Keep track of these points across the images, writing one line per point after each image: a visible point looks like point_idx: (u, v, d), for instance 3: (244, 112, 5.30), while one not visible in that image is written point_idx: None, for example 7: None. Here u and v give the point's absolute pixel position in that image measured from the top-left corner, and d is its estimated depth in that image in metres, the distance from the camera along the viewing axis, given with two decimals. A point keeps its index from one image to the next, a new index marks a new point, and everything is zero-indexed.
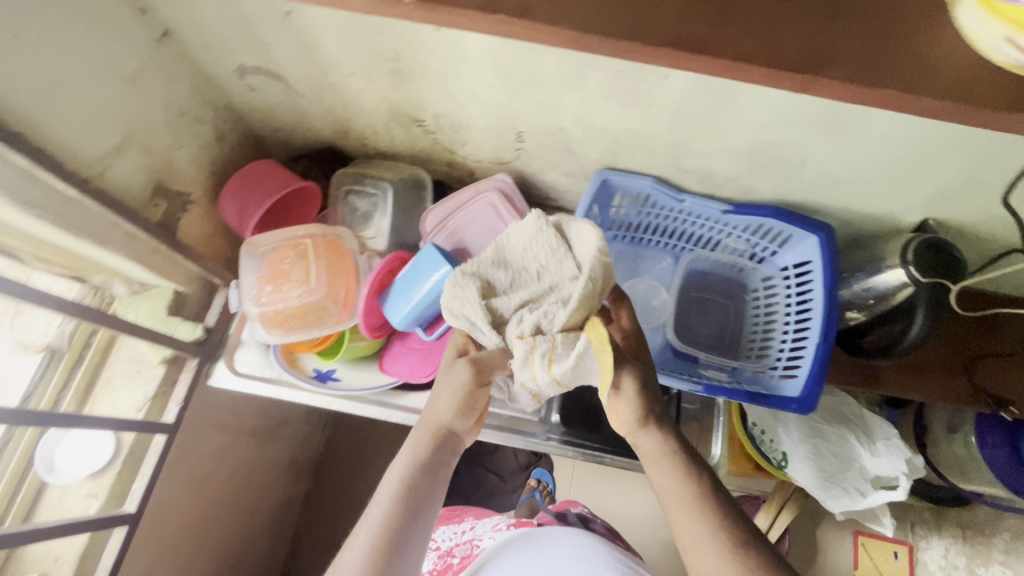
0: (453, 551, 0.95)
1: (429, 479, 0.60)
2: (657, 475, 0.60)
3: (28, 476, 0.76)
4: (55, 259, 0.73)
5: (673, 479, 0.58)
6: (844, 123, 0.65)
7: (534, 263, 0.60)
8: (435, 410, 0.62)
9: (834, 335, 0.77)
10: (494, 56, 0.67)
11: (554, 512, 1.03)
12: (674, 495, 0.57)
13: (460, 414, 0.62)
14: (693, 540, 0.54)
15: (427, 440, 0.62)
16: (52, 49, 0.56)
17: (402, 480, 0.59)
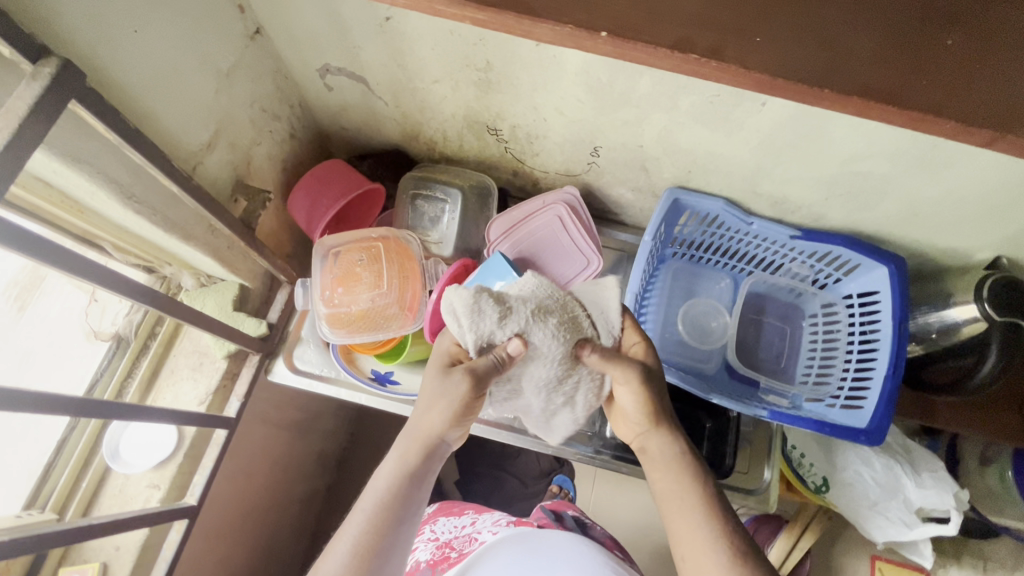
0: (452, 544, 0.92)
1: (414, 486, 0.58)
2: (658, 470, 0.59)
3: (95, 464, 0.77)
4: (134, 250, 0.74)
5: (676, 473, 0.58)
6: (937, 160, 0.65)
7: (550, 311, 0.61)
8: (424, 421, 0.58)
9: (904, 367, 0.78)
10: (589, 73, 0.66)
11: (551, 512, 0.98)
12: (673, 487, 0.57)
13: (454, 425, 0.59)
14: (688, 533, 0.54)
15: (417, 449, 0.59)
16: (163, 46, 0.56)
17: (386, 489, 0.57)
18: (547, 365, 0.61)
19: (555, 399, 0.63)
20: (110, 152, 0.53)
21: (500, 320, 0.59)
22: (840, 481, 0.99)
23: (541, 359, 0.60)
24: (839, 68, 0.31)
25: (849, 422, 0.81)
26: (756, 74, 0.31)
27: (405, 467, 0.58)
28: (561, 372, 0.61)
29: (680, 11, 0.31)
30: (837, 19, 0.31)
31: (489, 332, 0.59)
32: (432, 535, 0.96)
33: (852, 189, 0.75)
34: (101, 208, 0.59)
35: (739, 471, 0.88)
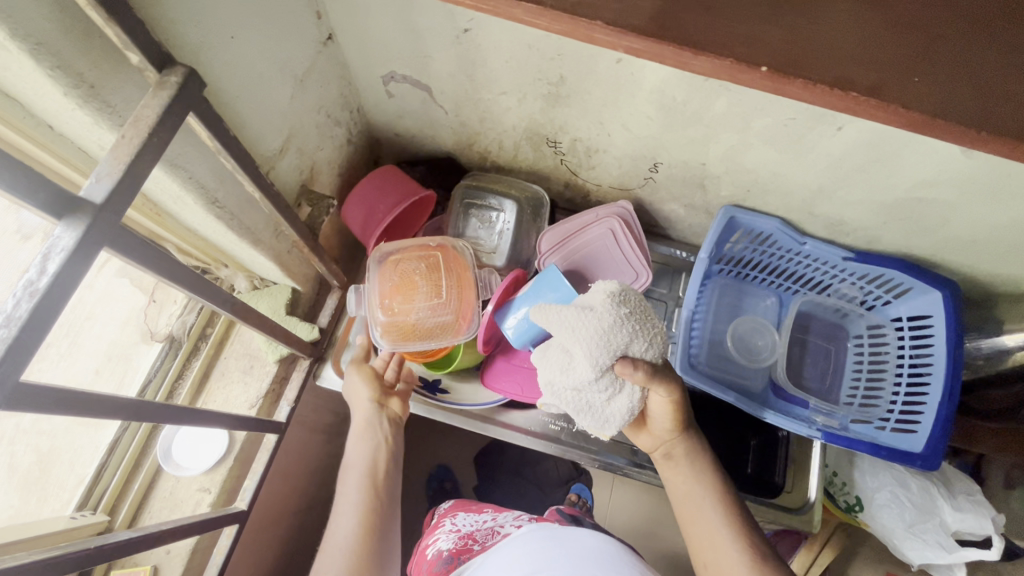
0: (475, 535, 0.92)
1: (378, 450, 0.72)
2: (681, 475, 0.69)
3: (146, 465, 0.77)
4: (196, 251, 0.73)
5: (702, 480, 0.68)
6: (1011, 191, 0.65)
7: (617, 332, 0.60)
8: (358, 403, 0.75)
9: (957, 394, 0.79)
10: (665, 91, 0.66)
11: (568, 515, 0.99)
12: (696, 490, 0.67)
13: (380, 396, 0.76)
14: (707, 533, 0.64)
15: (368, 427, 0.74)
16: (252, 51, 0.56)
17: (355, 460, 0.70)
18: (615, 342, 0.61)
19: (605, 407, 0.65)
20: (202, 158, 0.53)
21: (572, 323, 0.62)
22: (873, 503, 0.98)
23: (607, 333, 0.60)
24: (994, 111, 0.31)
25: (902, 445, 0.81)
26: (913, 113, 0.31)
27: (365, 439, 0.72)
28: (605, 379, 0.62)
29: (838, 47, 0.32)
30: (994, 62, 0.32)
31: (576, 318, 0.62)
32: (453, 528, 0.97)
33: (915, 215, 0.75)
34: (181, 211, 0.59)
35: (785, 491, 0.87)
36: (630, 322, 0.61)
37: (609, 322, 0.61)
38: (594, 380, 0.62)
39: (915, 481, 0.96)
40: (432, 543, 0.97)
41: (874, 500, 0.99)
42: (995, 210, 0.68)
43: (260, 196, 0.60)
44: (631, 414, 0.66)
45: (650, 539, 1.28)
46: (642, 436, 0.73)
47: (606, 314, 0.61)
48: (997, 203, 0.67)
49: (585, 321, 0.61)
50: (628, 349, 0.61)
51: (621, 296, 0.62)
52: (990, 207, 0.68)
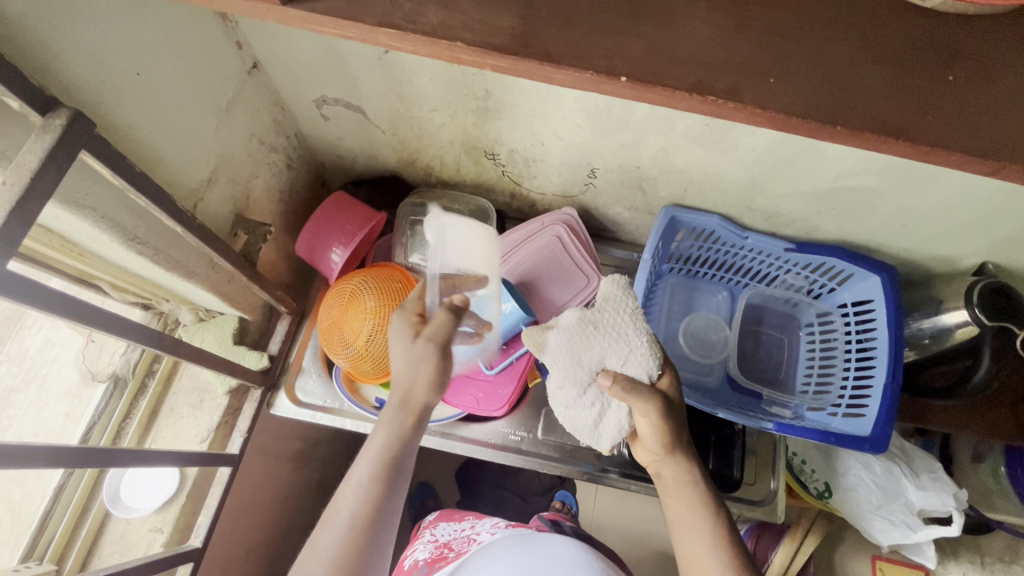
0: (451, 544, 0.91)
1: (407, 455, 0.59)
2: (674, 494, 0.62)
3: (94, 509, 0.75)
4: (131, 288, 0.72)
5: (695, 500, 0.60)
6: (923, 174, 0.67)
7: (584, 349, 0.65)
8: (411, 391, 0.60)
9: (902, 374, 0.79)
10: (587, 99, 0.68)
11: (548, 520, 0.96)
12: (686, 512, 0.60)
13: (436, 390, 0.61)
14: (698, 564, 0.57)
15: (409, 419, 0.60)
16: (163, 86, 0.56)
17: (380, 461, 0.57)
18: (591, 357, 0.65)
19: (597, 422, 0.69)
20: (112, 195, 0.53)
21: (547, 349, 0.67)
22: (842, 487, 0.97)
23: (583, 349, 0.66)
24: (850, 105, 0.32)
25: (852, 430, 0.82)
26: (773, 112, 0.32)
27: (399, 438, 0.59)
28: (585, 396, 0.67)
29: (697, 53, 0.32)
30: (845, 59, 0.33)
31: (549, 341, 0.67)
32: (431, 538, 0.95)
33: (844, 204, 0.76)
34: (102, 249, 0.59)
35: (746, 483, 0.88)
36: (603, 335, 0.65)
37: (576, 340, 0.66)
38: (578, 398, 0.67)
39: (880, 463, 0.95)
40: (408, 555, 0.95)
41: (842, 485, 0.97)
42: (915, 194, 0.70)
43: (181, 229, 0.59)
44: (623, 429, 0.68)
45: (633, 542, 1.27)
46: (638, 448, 0.69)
47: (572, 335, 0.66)
48: (914, 187, 0.69)
49: (556, 343, 0.66)
50: (605, 362, 0.65)
51: (595, 313, 0.67)
52: (908, 190, 0.70)
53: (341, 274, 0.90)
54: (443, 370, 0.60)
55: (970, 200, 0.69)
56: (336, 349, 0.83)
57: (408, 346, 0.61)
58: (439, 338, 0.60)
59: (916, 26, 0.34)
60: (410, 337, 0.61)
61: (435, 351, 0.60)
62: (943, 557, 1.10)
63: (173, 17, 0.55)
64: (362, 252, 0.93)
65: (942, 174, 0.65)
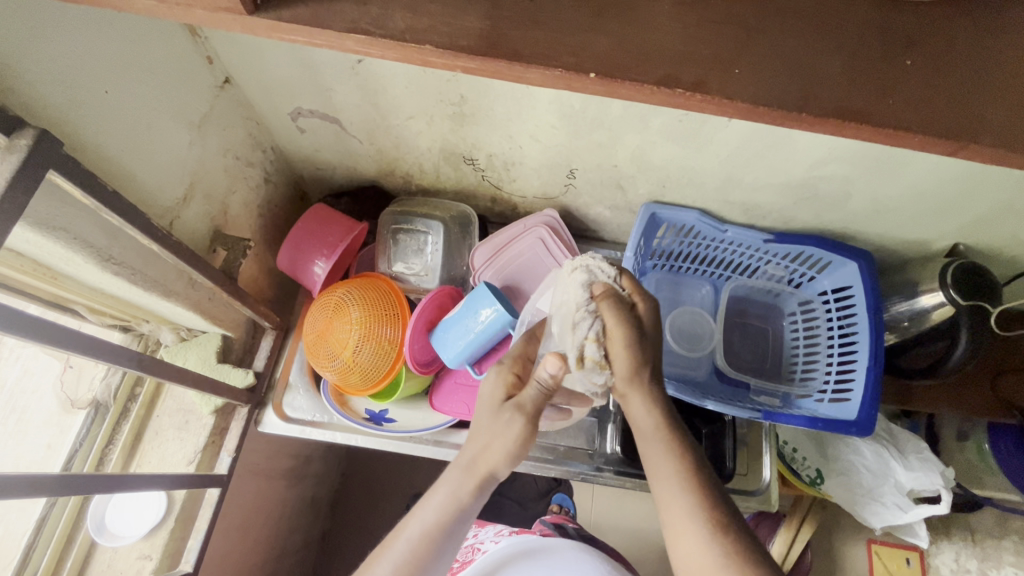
0: (455, 555, 0.89)
1: (462, 522, 0.54)
2: (658, 483, 0.51)
3: (80, 539, 0.73)
4: (108, 310, 0.71)
5: (684, 490, 0.49)
6: (891, 160, 0.68)
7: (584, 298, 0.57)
8: (483, 451, 0.55)
9: (883, 358, 0.80)
10: (562, 100, 0.68)
11: (551, 523, 0.95)
12: (678, 502, 0.49)
13: (509, 460, 0.56)
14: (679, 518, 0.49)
15: (474, 481, 0.55)
16: (135, 104, 0.56)
17: (435, 521, 0.53)
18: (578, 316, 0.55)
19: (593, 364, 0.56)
20: (85, 217, 0.53)
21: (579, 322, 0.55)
22: (833, 472, 0.98)
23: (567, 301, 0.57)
24: (816, 93, 0.33)
25: (839, 415, 0.83)
26: (740, 103, 0.33)
27: (458, 501, 0.54)
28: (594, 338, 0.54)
29: (662, 49, 0.33)
30: (806, 50, 0.34)
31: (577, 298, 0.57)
32: None
33: (818, 194, 0.78)
34: (76, 271, 0.58)
35: (739, 474, 0.89)
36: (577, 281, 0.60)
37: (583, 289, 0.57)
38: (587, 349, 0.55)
39: (868, 447, 0.96)
40: None
41: (832, 470, 0.98)
42: (886, 180, 0.72)
43: (158, 247, 0.59)
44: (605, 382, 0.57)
45: (632, 541, 1.26)
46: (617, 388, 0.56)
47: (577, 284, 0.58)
48: (883, 173, 0.70)
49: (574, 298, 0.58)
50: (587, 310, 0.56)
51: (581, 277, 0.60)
52: (878, 176, 0.71)
53: (324, 286, 0.89)
54: (526, 441, 0.56)
55: (938, 182, 0.70)
56: (322, 362, 0.82)
57: (499, 407, 0.57)
58: (527, 407, 0.56)
59: (873, 14, 0.35)
60: (502, 399, 0.58)
61: (522, 419, 0.55)
62: (936, 537, 1.12)
63: (141, 34, 0.54)
64: (345, 263, 0.93)
65: (908, 158, 0.67)
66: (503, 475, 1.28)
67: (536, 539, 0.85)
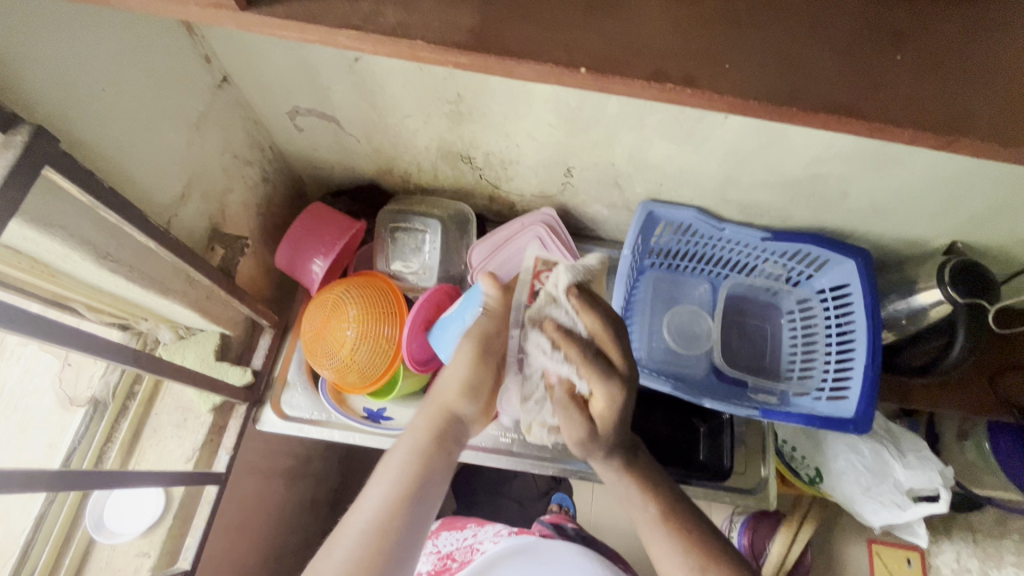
0: (454, 555, 0.89)
1: (427, 476, 0.57)
2: (632, 504, 0.61)
3: (78, 536, 0.73)
4: (105, 308, 0.71)
5: (649, 510, 0.60)
6: (888, 157, 0.68)
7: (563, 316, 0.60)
8: (443, 394, 0.64)
9: (881, 355, 0.80)
10: (558, 98, 0.68)
11: (549, 523, 0.95)
12: (646, 521, 0.59)
13: (466, 398, 0.64)
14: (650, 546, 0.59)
15: (429, 432, 0.60)
16: (131, 102, 0.56)
17: (399, 475, 0.56)
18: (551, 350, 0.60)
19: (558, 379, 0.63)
20: (81, 214, 0.53)
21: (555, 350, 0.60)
22: (833, 471, 0.97)
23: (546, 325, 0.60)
24: (805, 89, 0.33)
25: (836, 413, 0.83)
26: (730, 97, 0.33)
27: (419, 454, 0.58)
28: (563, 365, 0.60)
29: (654, 43, 0.33)
30: (797, 45, 0.34)
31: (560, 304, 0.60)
32: (433, 549, 0.93)
33: (815, 192, 0.78)
34: (74, 269, 0.59)
35: (737, 472, 0.89)
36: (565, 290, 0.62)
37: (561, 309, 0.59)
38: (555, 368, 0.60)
39: (867, 446, 0.95)
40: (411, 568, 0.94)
41: (831, 469, 0.97)
42: (883, 177, 0.72)
43: (155, 245, 0.59)
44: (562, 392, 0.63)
45: (632, 540, 1.26)
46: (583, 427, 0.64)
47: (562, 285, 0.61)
48: (880, 170, 0.70)
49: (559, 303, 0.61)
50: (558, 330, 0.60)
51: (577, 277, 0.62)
52: (875, 174, 0.71)
53: (322, 285, 0.89)
54: (474, 375, 0.65)
55: (935, 180, 0.70)
56: (320, 360, 0.82)
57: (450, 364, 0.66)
58: (493, 362, 0.66)
59: (863, 8, 0.35)
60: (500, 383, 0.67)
61: (488, 367, 0.65)
62: (936, 536, 1.11)
63: (138, 33, 0.54)
64: (343, 261, 0.93)
65: (905, 155, 0.67)
66: (503, 474, 1.28)
67: (535, 540, 0.85)
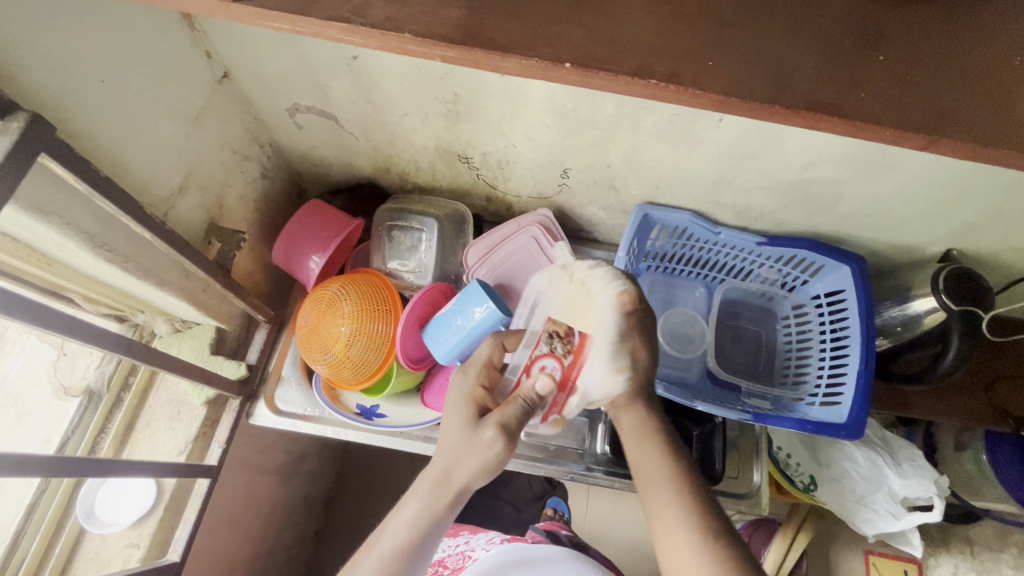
0: (446, 562, 0.89)
1: (432, 537, 0.56)
2: (644, 459, 0.59)
3: (68, 526, 0.73)
4: (102, 299, 0.72)
5: (660, 463, 0.58)
6: (882, 162, 0.68)
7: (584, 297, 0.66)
8: (458, 466, 0.57)
9: (874, 362, 0.80)
10: (555, 99, 0.69)
11: (543, 530, 0.95)
12: (656, 474, 0.57)
13: (483, 475, 0.57)
14: (658, 510, 0.55)
15: (448, 498, 0.57)
16: (131, 96, 0.57)
17: (404, 537, 0.55)
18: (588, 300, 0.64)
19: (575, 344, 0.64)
20: (78, 203, 0.54)
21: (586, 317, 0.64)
22: (827, 478, 0.96)
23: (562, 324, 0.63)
24: (786, 87, 0.34)
25: (829, 419, 0.83)
26: (712, 94, 0.33)
27: (431, 516, 0.56)
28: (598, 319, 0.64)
29: (639, 39, 0.34)
30: (781, 46, 0.34)
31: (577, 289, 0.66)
32: None
33: (810, 196, 0.78)
34: (70, 258, 0.59)
35: (729, 477, 0.89)
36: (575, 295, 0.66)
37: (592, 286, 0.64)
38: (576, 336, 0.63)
39: (862, 453, 0.93)
40: None
41: (825, 477, 0.96)
42: (876, 184, 0.72)
43: (150, 235, 0.60)
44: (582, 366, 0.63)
45: (626, 547, 1.25)
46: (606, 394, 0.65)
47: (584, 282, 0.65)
48: (874, 175, 0.70)
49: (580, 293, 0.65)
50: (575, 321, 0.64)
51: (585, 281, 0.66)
52: (869, 179, 0.71)
53: (318, 281, 0.89)
54: (502, 457, 0.57)
55: (929, 186, 0.70)
56: (315, 355, 0.82)
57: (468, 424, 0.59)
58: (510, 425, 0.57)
59: (847, 10, 0.35)
60: (474, 418, 0.60)
61: (503, 439, 0.56)
62: (933, 548, 1.10)
63: (139, 28, 0.56)
64: (340, 258, 0.94)
65: (898, 159, 0.67)
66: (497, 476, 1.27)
67: (527, 544, 0.84)
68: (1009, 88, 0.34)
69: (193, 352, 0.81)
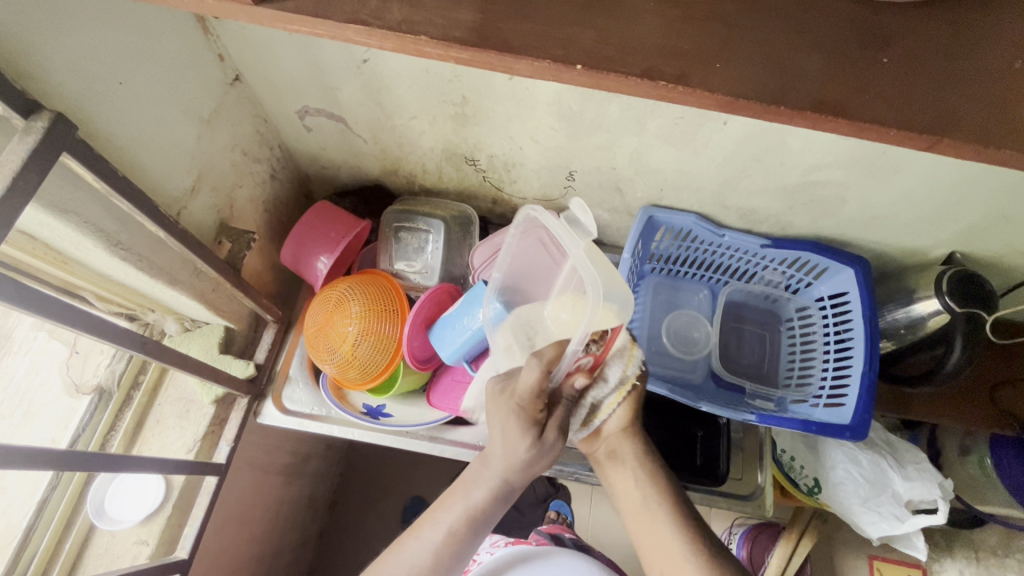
0: None
1: (481, 528, 0.62)
2: (639, 499, 0.65)
3: (78, 522, 0.74)
4: (114, 297, 0.73)
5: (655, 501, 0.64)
6: (886, 165, 0.69)
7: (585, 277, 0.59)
8: (516, 469, 0.61)
9: (879, 363, 0.80)
10: (562, 102, 0.70)
11: (548, 533, 0.95)
12: (654, 512, 0.63)
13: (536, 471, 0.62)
14: (658, 545, 0.61)
15: (497, 496, 0.62)
16: (146, 97, 0.59)
17: (460, 528, 0.61)
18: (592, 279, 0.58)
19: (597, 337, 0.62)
20: (95, 202, 0.55)
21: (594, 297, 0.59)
22: (831, 480, 0.96)
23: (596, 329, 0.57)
24: (792, 88, 0.34)
25: (834, 420, 0.83)
26: (720, 95, 0.34)
27: (486, 509, 0.62)
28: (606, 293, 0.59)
29: (648, 41, 0.35)
30: (786, 49, 0.35)
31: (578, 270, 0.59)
32: None
33: (814, 199, 0.78)
34: (85, 256, 0.60)
35: (734, 478, 0.89)
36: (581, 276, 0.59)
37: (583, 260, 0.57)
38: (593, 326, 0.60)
39: (865, 455, 0.94)
40: None
41: (828, 479, 0.96)
42: (880, 186, 0.73)
43: (164, 234, 0.61)
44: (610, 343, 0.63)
45: (630, 550, 1.25)
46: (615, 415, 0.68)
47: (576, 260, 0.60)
48: (877, 178, 0.71)
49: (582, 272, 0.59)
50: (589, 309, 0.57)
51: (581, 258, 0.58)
52: (872, 181, 0.72)
53: (325, 282, 0.90)
54: (554, 457, 0.62)
55: (932, 189, 0.71)
56: (323, 355, 0.83)
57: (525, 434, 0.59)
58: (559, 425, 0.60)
59: (851, 13, 0.36)
60: (527, 427, 0.59)
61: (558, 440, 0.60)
62: (938, 553, 1.10)
63: (155, 31, 0.57)
64: (347, 260, 0.95)
65: (901, 162, 0.67)
66: None
67: (532, 547, 0.85)
68: (1012, 90, 0.35)
69: (202, 351, 0.82)
